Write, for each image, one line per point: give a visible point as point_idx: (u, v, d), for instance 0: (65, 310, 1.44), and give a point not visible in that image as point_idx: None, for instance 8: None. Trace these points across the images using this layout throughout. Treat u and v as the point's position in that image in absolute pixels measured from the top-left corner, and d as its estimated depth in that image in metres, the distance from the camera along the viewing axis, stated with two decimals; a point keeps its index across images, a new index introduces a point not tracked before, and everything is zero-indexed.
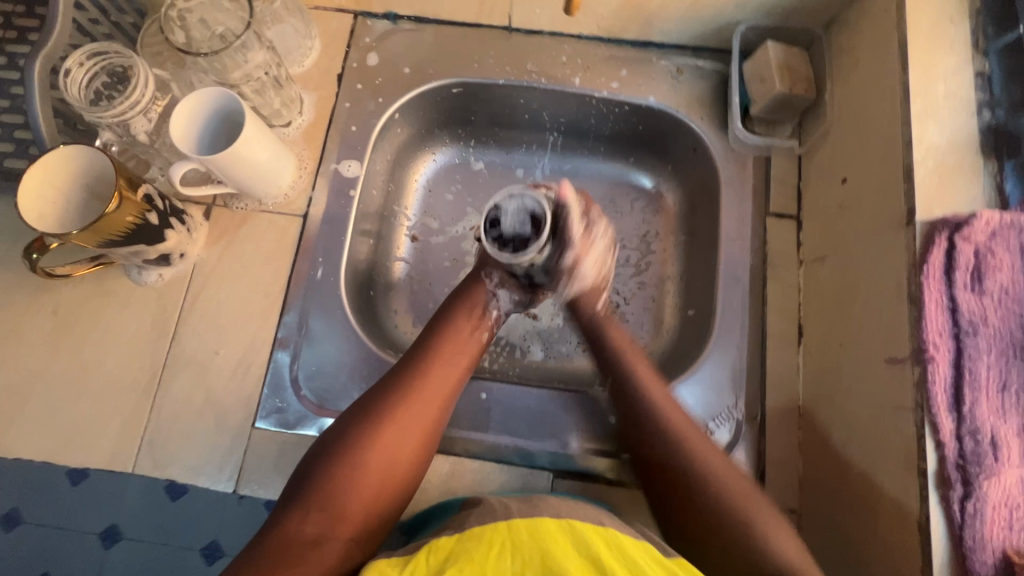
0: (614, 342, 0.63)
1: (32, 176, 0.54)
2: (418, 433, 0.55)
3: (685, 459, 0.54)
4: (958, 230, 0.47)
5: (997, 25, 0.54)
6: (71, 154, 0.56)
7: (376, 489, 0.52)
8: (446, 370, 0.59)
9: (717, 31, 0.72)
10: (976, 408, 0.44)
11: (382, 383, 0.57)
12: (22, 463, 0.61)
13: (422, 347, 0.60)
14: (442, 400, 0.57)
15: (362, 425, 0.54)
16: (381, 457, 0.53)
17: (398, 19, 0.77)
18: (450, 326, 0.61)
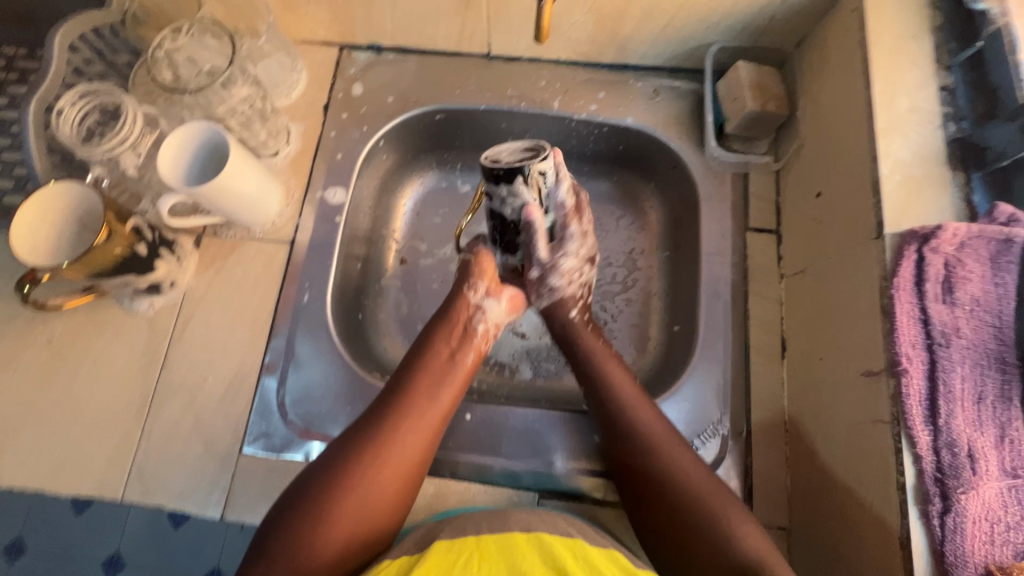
0: (597, 359, 0.64)
1: (26, 211, 0.57)
2: (397, 461, 0.56)
3: (658, 473, 0.55)
4: (926, 242, 0.48)
5: (959, 40, 0.55)
6: (63, 189, 0.58)
7: (356, 519, 0.53)
8: (427, 396, 0.60)
9: (690, 52, 0.74)
10: (952, 420, 0.44)
11: (365, 416, 0.59)
12: (14, 491, 0.62)
13: (403, 375, 0.61)
14: (422, 427, 0.59)
15: (343, 456, 0.56)
16: (359, 486, 0.54)
17: (381, 50, 0.79)
18: (432, 351, 0.63)
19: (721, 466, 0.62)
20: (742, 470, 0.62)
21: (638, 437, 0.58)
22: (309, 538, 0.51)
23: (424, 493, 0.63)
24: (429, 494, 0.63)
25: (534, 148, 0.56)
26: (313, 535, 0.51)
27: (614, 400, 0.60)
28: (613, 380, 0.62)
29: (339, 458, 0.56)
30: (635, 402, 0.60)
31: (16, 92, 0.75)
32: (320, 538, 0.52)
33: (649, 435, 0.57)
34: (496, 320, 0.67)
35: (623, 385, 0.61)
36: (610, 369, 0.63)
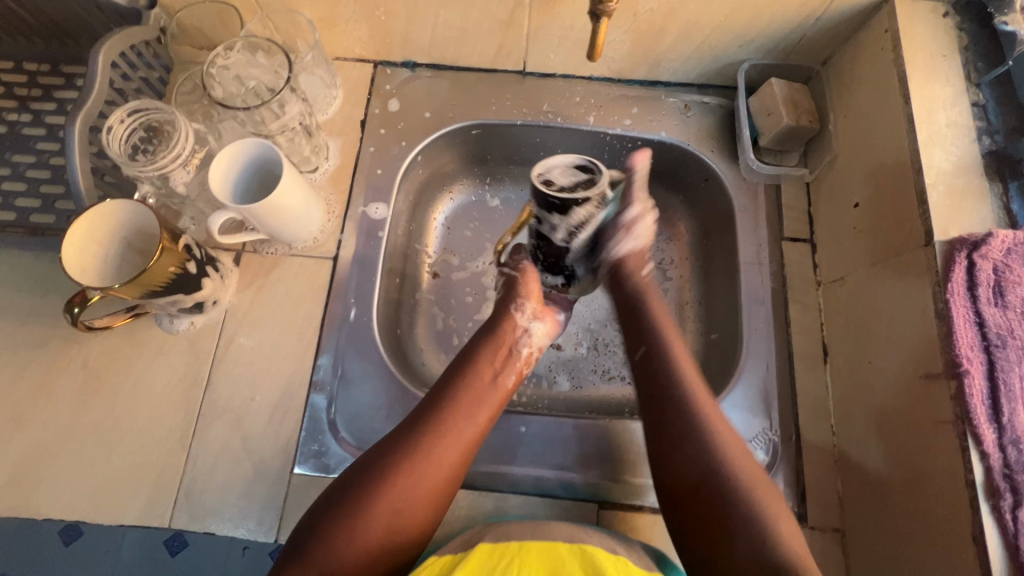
0: (666, 343, 0.61)
1: (78, 227, 0.55)
2: (429, 481, 0.54)
3: (711, 459, 0.53)
4: (976, 248, 0.50)
5: (986, 59, 0.59)
6: (118, 209, 0.57)
7: (385, 537, 0.51)
8: (466, 415, 0.57)
9: (721, 70, 0.76)
10: (1015, 418, 0.46)
11: (403, 426, 0.57)
12: (53, 522, 0.60)
13: (444, 389, 0.59)
14: (458, 449, 0.56)
15: (379, 468, 0.53)
16: (391, 504, 0.52)
17: (416, 66, 0.80)
18: (475, 367, 0.60)
19: (774, 471, 0.63)
20: (794, 474, 0.63)
21: (693, 424, 0.55)
22: (337, 550, 0.49)
23: (481, 508, 0.62)
24: (487, 509, 0.62)
25: (590, 166, 0.55)
26: (341, 548, 0.49)
27: (678, 382, 0.58)
28: (678, 365, 0.59)
29: (375, 470, 0.53)
30: (699, 391, 0.57)
31: (45, 111, 0.75)
32: (349, 552, 0.50)
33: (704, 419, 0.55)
34: (540, 343, 0.67)
35: (688, 373, 0.59)
36: (677, 352, 0.60)
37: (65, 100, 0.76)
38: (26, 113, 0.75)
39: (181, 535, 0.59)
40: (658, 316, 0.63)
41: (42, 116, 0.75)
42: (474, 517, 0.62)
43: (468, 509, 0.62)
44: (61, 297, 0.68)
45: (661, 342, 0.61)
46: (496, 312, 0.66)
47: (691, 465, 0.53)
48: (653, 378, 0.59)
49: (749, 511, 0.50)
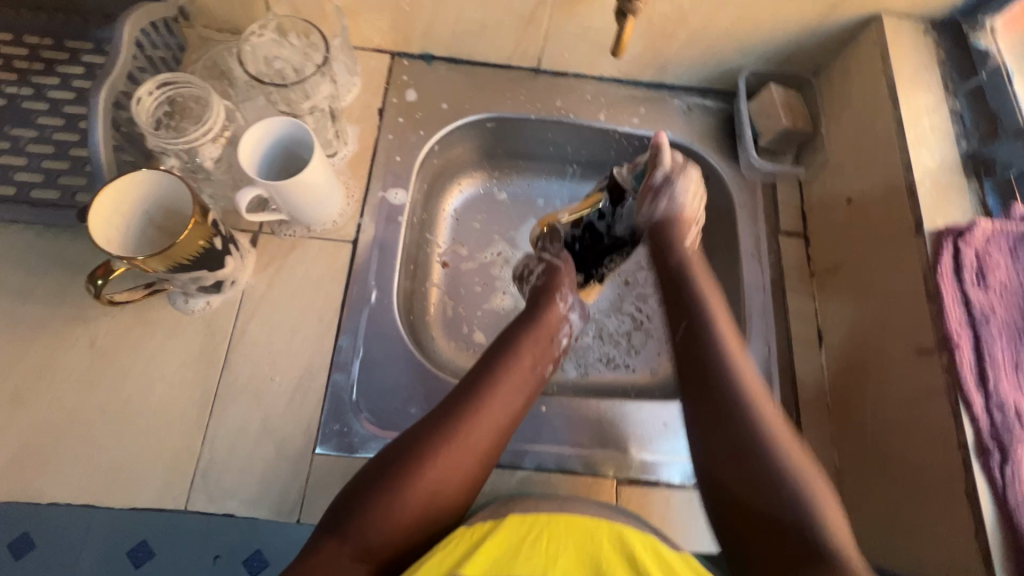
0: (716, 337, 0.60)
1: (119, 183, 0.54)
2: (469, 461, 0.54)
3: (756, 427, 0.54)
4: (961, 236, 0.57)
5: (960, 73, 0.66)
6: (159, 180, 0.56)
7: (424, 513, 0.52)
8: (506, 401, 0.58)
9: (722, 75, 0.82)
10: (999, 384, 0.52)
11: (447, 405, 0.57)
12: (58, 506, 0.57)
13: (488, 374, 0.60)
14: (498, 434, 0.57)
15: (423, 445, 0.54)
16: (435, 481, 0.52)
17: (433, 59, 0.82)
18: (516, 354, 0.62)
19: None
20: None
21: (736, 406, 0.56)
22: (382, 523, 0.50)
23: (504, 484, 0.64)
24: (511, 486, 0.64)
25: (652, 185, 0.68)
26: (384, 523, 0.50)
27: (726, 369, 0.58)
28: (727, 354, 0.59)
29: (418, 447, 0.54)
30: (738, 361, 0.59)
31: (47, 85, 0.72)
32: (390, 525, 0.50)
33: (749, 398, 0.56)
34: (574, 331, 0.69)
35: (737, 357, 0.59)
36: (726, 340, 0.60)
37: (69, 75, 0.73)
38: (25, 86, 0.72)
39: (146, 545, 0.57)
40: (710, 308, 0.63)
41: (44, 90, 0.72)
42: (498, 493, 0.63)
43: (493, 485, 0.63)
44: (65, 275, 0.66)
45: (708, 331, 0.61)
46: (539, 297, 0.68)
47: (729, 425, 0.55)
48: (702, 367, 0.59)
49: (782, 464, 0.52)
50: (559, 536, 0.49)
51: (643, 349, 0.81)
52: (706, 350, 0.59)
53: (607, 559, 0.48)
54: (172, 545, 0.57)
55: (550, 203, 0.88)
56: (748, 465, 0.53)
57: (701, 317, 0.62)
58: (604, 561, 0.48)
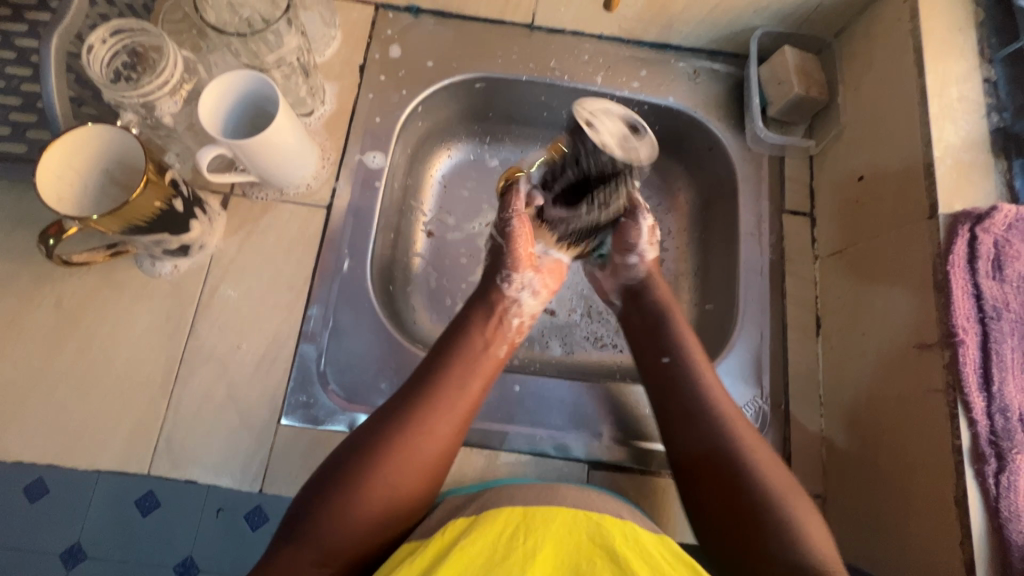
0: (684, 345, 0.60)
1: (70, 137, 0.52)
2: (421, 451, 0.51)
3: (726, 442, 0.53)
4: (979, 222, 0.50)
5: (999, 36, 0.59)
6: (111, 136, 0.53)
7: (385, 509, 0.48)
8: (458, 387, 0.55)
9: (734, 35, 0.75)
10: (1004, 386, 0.48)
11: (391, 402, 0.54)
12: (24, 465, 0.57)
13: (435, 363, 0.56)
14: (456, 420, 0.54)
15: (374, 443, 0.50)
16: (389, 476, 0.49)
17: (420, 13, 0.76)
18: (465, 338, 0.58)
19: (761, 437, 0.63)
20: (781, 440, 0.64)
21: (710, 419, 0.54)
22: (334, 530, 0.46)
23: (472, 465, 0.62)
24: (478, 467, 0.62)
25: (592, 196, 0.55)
26: (343, 526, 0.46)
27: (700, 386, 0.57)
28: (703, 377, 0.57)
29: (369, 443, 0.50)
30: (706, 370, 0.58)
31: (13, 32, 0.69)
32: (351, 524, 0.47)
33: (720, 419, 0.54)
34: (530, 313, 0.63)
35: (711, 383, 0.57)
36: (695, 359, 0.59)
37: (37, 22, 0.68)
38: None
39: (152, 495, 0.58)
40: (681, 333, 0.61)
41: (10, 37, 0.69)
42: (465, 472, 0.61)
43: (459, 465, 0.62)
44: (32, 233, 0.64)
45: (684, 354, 0.59)
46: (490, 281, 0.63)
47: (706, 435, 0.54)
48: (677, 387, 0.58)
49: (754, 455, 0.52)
50: (537, 529, 0.43)
51: None
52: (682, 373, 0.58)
53: (585, 553, 0.42)
54: (179, 498, 0.58)
55: None
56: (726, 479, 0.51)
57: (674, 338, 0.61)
58: (584, 558, 0.42)
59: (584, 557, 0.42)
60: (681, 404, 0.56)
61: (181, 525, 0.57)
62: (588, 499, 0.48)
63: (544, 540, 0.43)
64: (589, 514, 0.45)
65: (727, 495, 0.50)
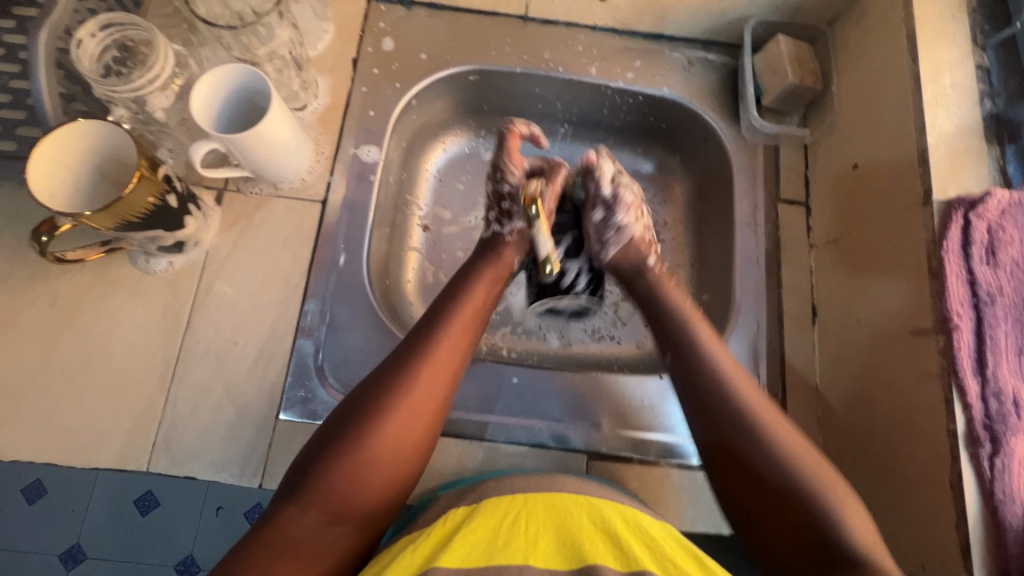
0: (687, 321, 0.58)
1: (63, 130, 0.52)
2: (422, 407, 0.50)
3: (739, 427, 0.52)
4: (973, 208, 0.51)
5: (992, 22, 0.59)
6: (105, 130, 0.53)
7: (389, 468, 0.48)
8: (456, 345, 0.54)
9: (728, 25, 0.75)
10: (999, 370, 0.48)
11: (387, 359, 0.52)
12: (21, 464, 0.57)
13: (432, 321, 0.55)
14: (455, 377, 0.53)
15: (374, 400, 0.49)
16: (392, 435, 0.48)
17: (412, 5, 0.75)
18: (462, 297, 0.57)
19: None
20: None
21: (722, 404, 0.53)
22: (338, 491, 0.46)
23: (471, 457, 0.62)
24: (477, 458, 0.62)
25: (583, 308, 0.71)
26: (346, 486, 0.46)
27: (710, 366, 0.54)
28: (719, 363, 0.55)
29: (367, 401, 0.49)
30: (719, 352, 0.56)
31: None
32: (354, 485, 0.46)
33: (735, 391, 0.53)
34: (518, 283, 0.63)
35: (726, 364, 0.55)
36: (699, 331, 0.57)
37: (24, 17, 0.67)
38: None
39: (151, 495, 0.58)
40: (679, 306, 0.59)
41: None
42: (464, 465, 0.61)
43: (458, 457, 0.62)
44: (24, 231, 0.63)
45: (686, 330, 0.57)
46: (495, 244, 0.62)
47: (721, 419, 0.52)
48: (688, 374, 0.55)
49: (758, 436, 0.51)
50: (538, 516, 0.44)
51: (629, 321, 0.76)
52: (685, 346, 0.56)
53: (587, 537, 0.43)
54: (179, 495, 0.58)
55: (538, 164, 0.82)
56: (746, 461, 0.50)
57: (679, 317, 0.58)
58: (586, 542, 0.42)
59: (586, 541, 0.42)
60: (693, 381, 0.55)
61: (181, 522, 0.57)
62: (587, 488, 0.48)
63: (545, 527, 0.43)
64: (588, 500, 0.45)
65: (750, 464, 0.50)
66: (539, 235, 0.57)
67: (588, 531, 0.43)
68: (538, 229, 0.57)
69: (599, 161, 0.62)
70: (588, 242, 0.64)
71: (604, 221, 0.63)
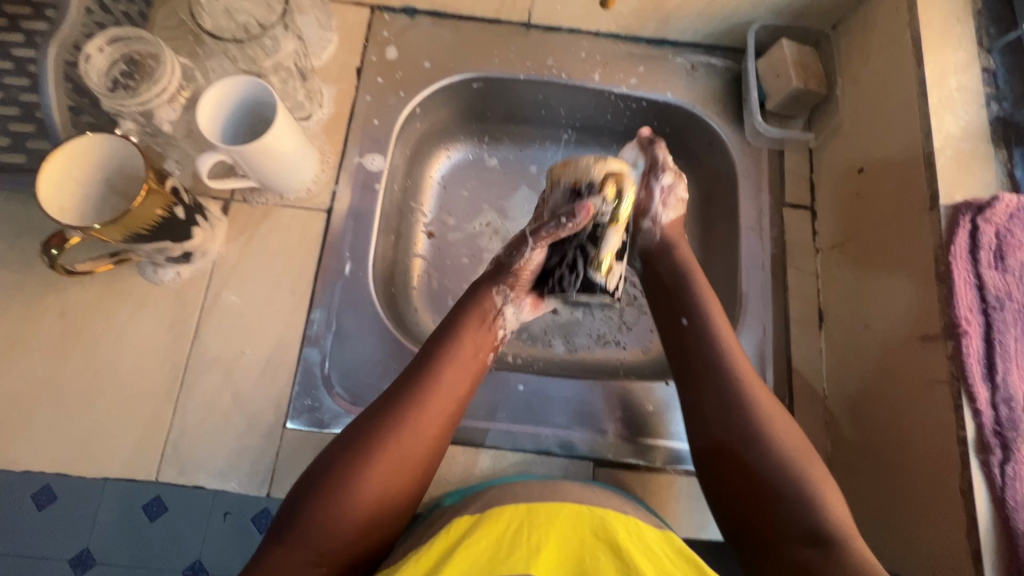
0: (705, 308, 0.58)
1: (75, 145, 0.53)
2: (411, 451, 0.50)
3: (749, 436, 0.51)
4: (980, 212, 0.50)
5: (997, 25, 0.59)
6: (115, 144, 0.54)
7: (377, 510, 0.48)
8: (449, 387, 0.54)
9: (731, 29, 0.75)
10: (1008, 376, 0.48)
11: (378, 402, 0.52)
12: (32, 474, 0.58)
13: (426, 361, 0.55)
14: (446, 419, 0.53)
15: (364, 442, 0.49)
16: (381, 479, 0.48)
17: (416, 13, 0.76)
18: (457, 336, 0.56)
19: None
20: None
21: (730, 392, 0.53)
22: (324, 533, 0.46)
23: (478, 464, 0.62)
24: (484, 465, 0.62)
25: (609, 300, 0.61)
26: (331, 529, 0.46)
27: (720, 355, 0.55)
28: (728, 352, 0.55)
29: (357, 443, 0.49)
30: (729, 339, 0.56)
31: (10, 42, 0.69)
32: (341, 526, 0.46)
33: (740, 383, 0.53)
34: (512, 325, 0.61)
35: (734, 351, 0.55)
36: (716, 317, 0.57)
37: (33, 32, 0.67)
38: None
39: (159, 501, 0.58)
40: (703, 296, 0.59)
41: None
42: (470, 472, 0.62)
43: (464, 465, 0.62)
44: (34, 243, 0.64)
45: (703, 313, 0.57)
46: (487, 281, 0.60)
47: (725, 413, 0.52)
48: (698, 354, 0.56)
49: (767, 444, 0.50)
50: (541, 526, 0.43)
51: (635, 326, 0.76)
52: (700, 330, 0.56)
53: (590, 547, 0.43)
54: (187, 503, 0.58)
55: (542, 170, 0.82)
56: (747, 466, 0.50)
57: (698, 306, 0.58)
58: (589, 553, 0.42)
59: (588, 553, 0.42)
60: (706, 365, 0.55)
61: (189, 530, 0.58)
62: (591, 496, 0.48)
63: (548, 536, 0.43)
64: (590, 509, 0.45)
65: (743, 470, 0.50)
66: (611, 237, 0.52)
67: (591, 544, 0.43)
68: (612, 228, 0.52)
69: (663, 152, 0.63)
70: (644, 202, 0.63)
71: (668, 188, 0.62)
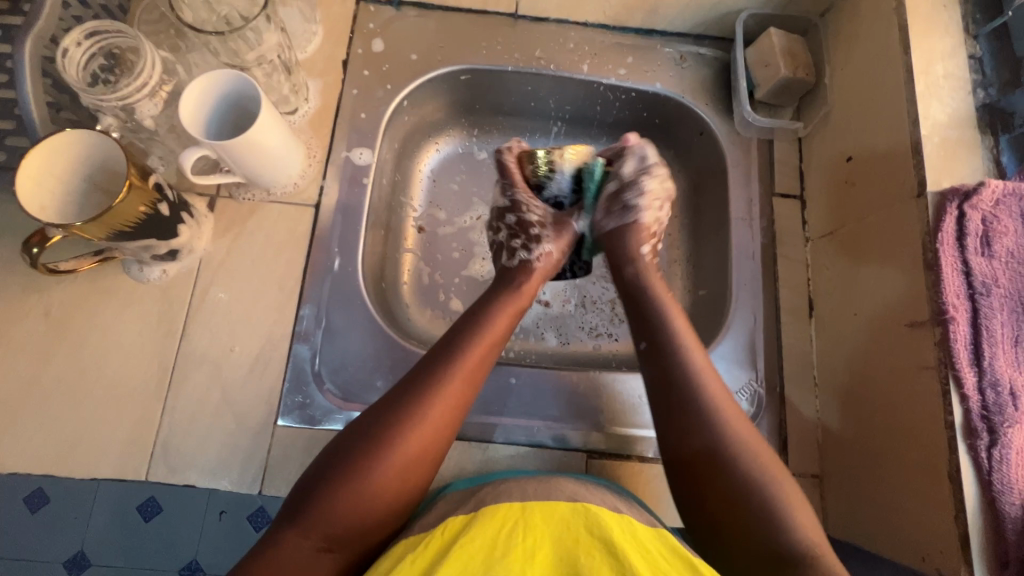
0: (669, 318, 0.57)
1: (54, 143, 0.51)
2: (433, 438, 0.50)
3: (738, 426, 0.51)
4: (967, 199, 0.50)
5: (984, 11, 0.59)
6: (97, 142, 0.53)
7: (396, 495, 0.48)
8: (472, 375, 0.53)
9: (719, 19, 0.74)
10: (995, 361, 0.48)
11: (403, 386, 0.52)
12: (19, 476, 0.57)
13: (452, 348, 0.54)
14: (465, 407, 0.53)
15: (385, 430, 0.49)
16: (404, 464, 0.48)
17: (401, 5, 0.75)
18: (482, 325, 0.56)
19: (757, 420, 0.64)
20: (777, 422, 0.64)
21: (693, 401, 0.52)
22: (342, 517, 0.45)
23: (471, 458, 0.62)
24: (477, 459, 0.62)
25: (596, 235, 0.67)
26: (349, 513, 0.46)
27: (688, 369, 0.53)
28: (691, 356, 0.54)
29: (376, 432, 0.49)
30: (690, 341, 0.55)
31: None
32: (357, 511, 0.46)
33: (706, 400, 0.52)
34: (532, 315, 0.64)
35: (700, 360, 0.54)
36: (673, 314, 0.57)
37: (11, 27, 0.65)
38: None
39: (153, 502, 0.58)
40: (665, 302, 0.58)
41: None
42: (464, 466, 0.62)
43: (458, 459, 0.62)
44: (16, 243, 0.63)
45: (665, 329, 0.56)
46: (511, 276, 0.62)
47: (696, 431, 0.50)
48: (662, 368, 0.54)
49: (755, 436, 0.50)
50: (537, 525, 0.43)
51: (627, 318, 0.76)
52: (664, 334, 0.56)
53: (583, 548, 0.42)
54: (177, 507, 0.58)
55: None
56: (712, 479, 0.49)
57: (659, 312, 0.57)
58: (582, 553, 0.42)
59: (582, 553, 0.42)
60: (672, 381, 0.53)
61: (185, 527, 0.58)
62: (585, 492, 0.48)
63: (544, 535, 0.43)
64: (579, 505, 0.45)
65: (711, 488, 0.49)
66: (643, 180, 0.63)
67: (584, 545, 0.42)
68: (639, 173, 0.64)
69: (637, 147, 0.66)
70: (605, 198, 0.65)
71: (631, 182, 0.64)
